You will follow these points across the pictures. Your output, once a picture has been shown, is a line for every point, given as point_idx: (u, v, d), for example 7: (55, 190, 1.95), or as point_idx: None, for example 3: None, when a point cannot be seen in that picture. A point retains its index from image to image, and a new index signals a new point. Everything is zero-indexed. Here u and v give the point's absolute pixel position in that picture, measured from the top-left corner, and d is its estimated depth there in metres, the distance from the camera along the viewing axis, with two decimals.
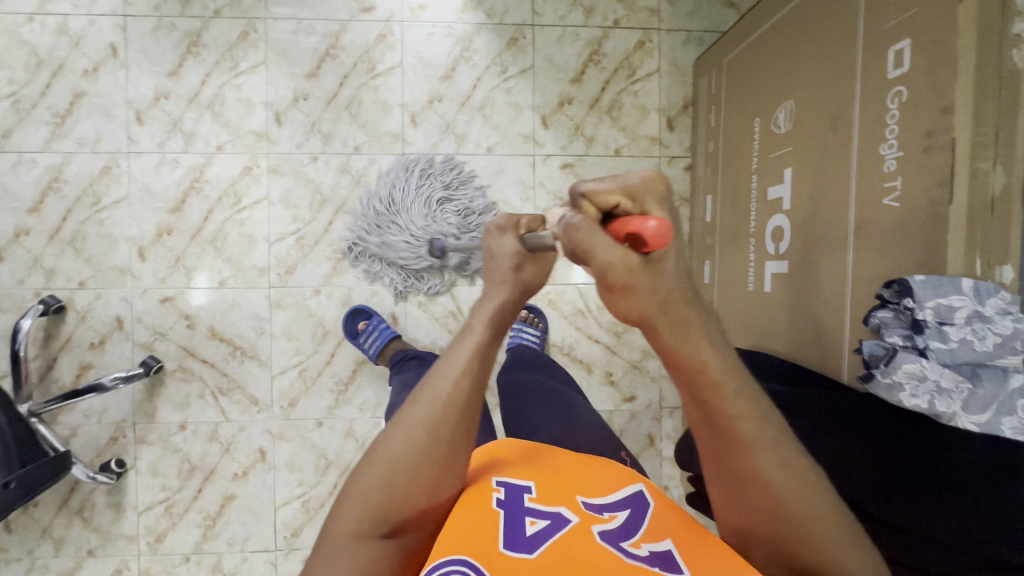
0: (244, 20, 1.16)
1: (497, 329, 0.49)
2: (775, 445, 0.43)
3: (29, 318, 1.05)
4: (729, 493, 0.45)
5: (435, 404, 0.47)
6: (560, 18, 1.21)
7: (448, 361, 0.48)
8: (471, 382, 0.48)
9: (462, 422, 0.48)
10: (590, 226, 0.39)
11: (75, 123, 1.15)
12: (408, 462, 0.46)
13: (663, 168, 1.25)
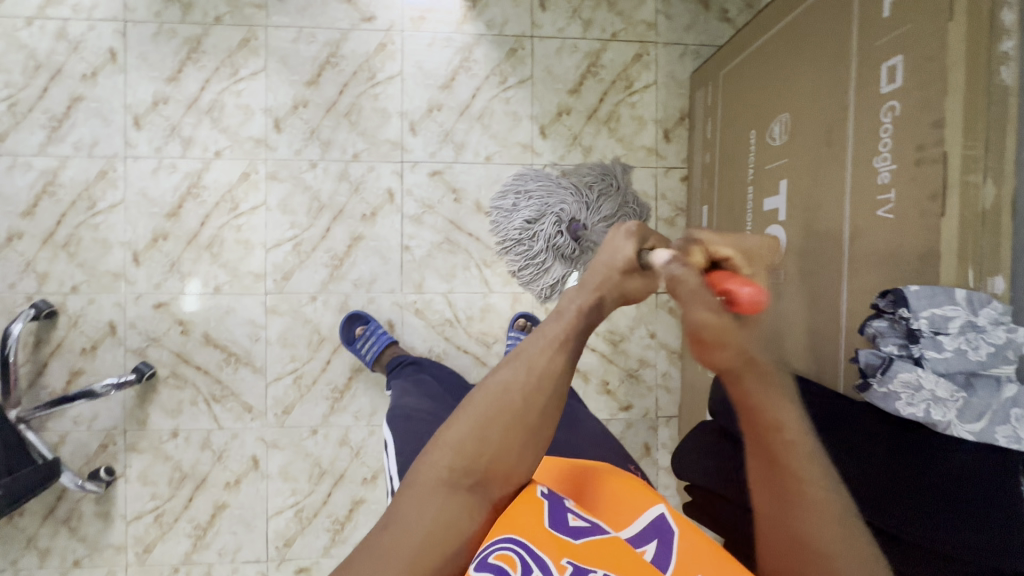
0: (245, 27, 1.17)
1: (590, 308, 0.54)
2: (841, 513, 0.44)
3: (20, 323, 1.04)
4: (776, 559, 0.46)
5: (529, 371, 0.51)
6: (559, 30, 1.23)
7: (541, 335, 0.53)
8: (560, 356, 0.52)
9: (551, 392, 0.51)
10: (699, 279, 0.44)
11: (72, 127, 1.15)
12: (499, 420, 0.50)
13: (660, 178, 1.26)
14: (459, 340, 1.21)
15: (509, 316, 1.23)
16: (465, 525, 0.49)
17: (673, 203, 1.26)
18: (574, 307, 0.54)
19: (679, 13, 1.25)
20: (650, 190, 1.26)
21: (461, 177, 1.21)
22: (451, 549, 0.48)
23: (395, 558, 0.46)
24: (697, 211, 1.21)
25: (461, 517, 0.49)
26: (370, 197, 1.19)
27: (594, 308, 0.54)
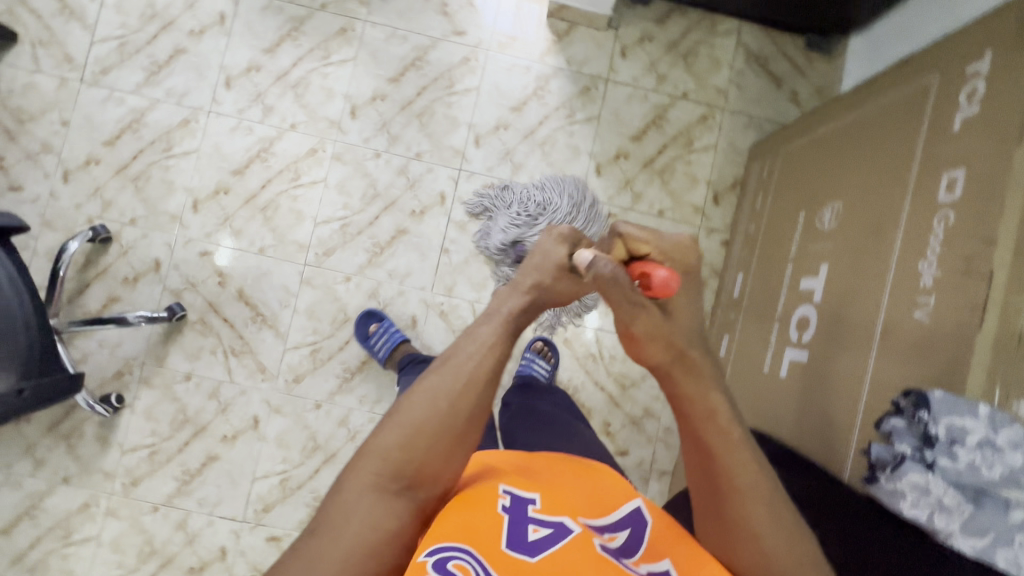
0: (346, 18, 1.25)
1: (519, 308, 0.55)
2: (768, 500, 0.50)
3: (76, 241, 1.10)
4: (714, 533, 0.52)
5: (456, 381, 0.52)
6: (633, 79, 1.28)
7: (476, 340, 0.54)
8: (493, 357, 0.53)
9: (486, 397, 0.53)
10: (626, 279, 0.50)
11: (169, 75, 1.23)
12: (425, 426, 0.51)
13: (700, 238, 1.28)
14: None
15: (527, 337, 1.24)
16: (398, 530, 0.50)
17: (709, 264, 1.27)
18: (508, 306, 0.55)
19: (751, 87, 1.30)
20: None
21: None
22: (387, 553, 0.49)
23: (326, 564, 0.46)
24: (732, 277, 1.22)
25: (392, 520, 0.50)
26: (422, 195, 1.24)
27: (526, 310, 0.56)
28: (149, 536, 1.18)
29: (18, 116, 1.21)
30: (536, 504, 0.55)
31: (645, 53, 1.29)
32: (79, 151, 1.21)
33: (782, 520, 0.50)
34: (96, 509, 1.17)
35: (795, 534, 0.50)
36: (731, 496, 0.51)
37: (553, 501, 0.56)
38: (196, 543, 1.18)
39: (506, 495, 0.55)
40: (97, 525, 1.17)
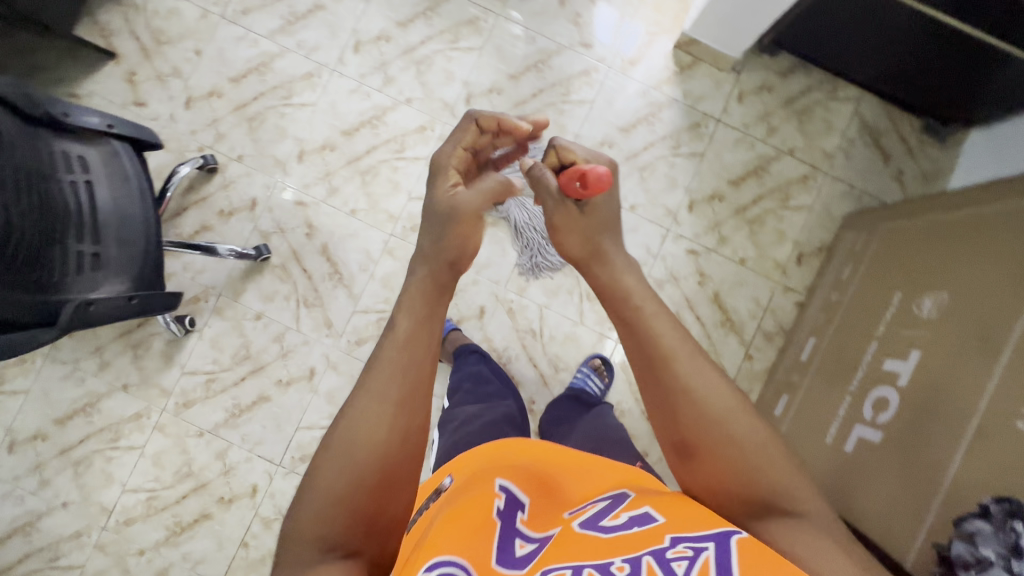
0: (481, 9, 1.28)
1: (417, 332, 0.58)
2: (691, 355, 0.58)
3: (188, 166, 1.15)
4: (665, 418, 0.58)
5: (367, 416, 0.53)
6: (744, 124, 1.29)
7: (373, 374, 0.55)
8: (400, 379, 0.55)
9: (406, 416, 0.54)
10: (547, 181, 0.68)
11: (303, 28, 1.27)
12: (348, 466, 0.51)
13: (776, 293, 1.28)
14: (533, 353, 1.25)
15: (586, 352, 1.25)
16: None
17: (779, 321, 1.27)
18: (407, 324, 0.58)
19: (859, 157, 1.30)
20: (763, 299, 1.28)
21: None
22: None
23: None
24: (801, 339, 1.21)
25: None
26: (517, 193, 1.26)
27: (422, 329, 0.58)
28: (188, 458, 1.22)
29: (157, 37, 1.26)
30: (525, 514, 0.58)
31: (761, 102, 1.29)
32: (205, 82, 1.26)
33: (703, 367, 0.57)
34: (146, 421, 1.22)
35: (727, 389, 0.56)
36: (660, 362, 0.58)
37: (541, 512, 0.59)
38: (231, 475, 1.22)
39: (502, 495, 0.58)
40: (143, 437, 1.22)
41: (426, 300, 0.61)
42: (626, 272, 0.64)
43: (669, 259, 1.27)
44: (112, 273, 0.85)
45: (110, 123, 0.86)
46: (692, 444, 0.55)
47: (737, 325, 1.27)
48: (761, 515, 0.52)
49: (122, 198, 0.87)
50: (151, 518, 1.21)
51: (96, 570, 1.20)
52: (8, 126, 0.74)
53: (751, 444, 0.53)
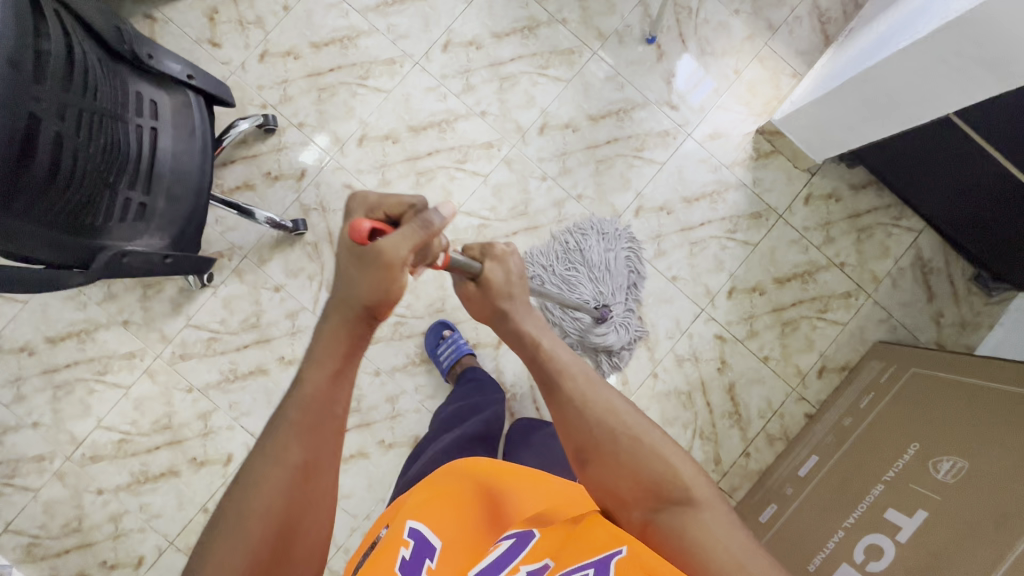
0: (578, 43, 1.25)
1: (324, 390, 0.57)
2: (582, 374, 0.66)
3: (247, 123, 1.11)
4: (564, 431, 0.64)
5: (259, 482, 0.53)
6: (803, 227, 1.28)
7: (275, 430, 0.56)
8: (301, 446, 0.55)
9: (307, 483, 0.54)
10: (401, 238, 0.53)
11: (398, 13, 1.23)
12: (244, 541, 0.51)
13: (788, 399, 1.27)
14: (538, 397, 1.22)
15: None
16: None
17: (785, 426, 1.26)
18: (320, 377, 0.57)
19: (905, 288, 1.29)
20: (775, 401, 1.27)
21: (642, 276, 1.25)
22: None
23: None
24: (802, 453, 1.20)
25: None
26: None
27: (334, 383, 0.57)
28: (171, 411, 1.19)
29: None
30: (433, 561, 0.56)
31: (826, 209, 1.28)
32: (285, 40, 1.22)
33: (594, 387, 0.65)
34: (138, 362, 1.19)
35: (612, 401, 0.64)
36: (553, 376, 0.66)
37: (450, 559, 0.57)
38: (209, 439, 1.19)
39: (410, 543, 0.57)
40: (131, 377, 1.19)
41: (342, 351, 0.58)
42: (528, 310, 0.71)
43: (695, 338, 1.25)
44: (153, 228, 0.82)
45: (188, 73, 0.83)
46: (583, 450, 0.61)
47: (743, 421, 1.26)
48: (658, 505, 0.57)
49: (183, 151, 0.84)
50: (118, 460, 1.18)
51: (50, 497, 1.17)
52: (94, 62, 0.68)
53: (632, 437, 0.60)
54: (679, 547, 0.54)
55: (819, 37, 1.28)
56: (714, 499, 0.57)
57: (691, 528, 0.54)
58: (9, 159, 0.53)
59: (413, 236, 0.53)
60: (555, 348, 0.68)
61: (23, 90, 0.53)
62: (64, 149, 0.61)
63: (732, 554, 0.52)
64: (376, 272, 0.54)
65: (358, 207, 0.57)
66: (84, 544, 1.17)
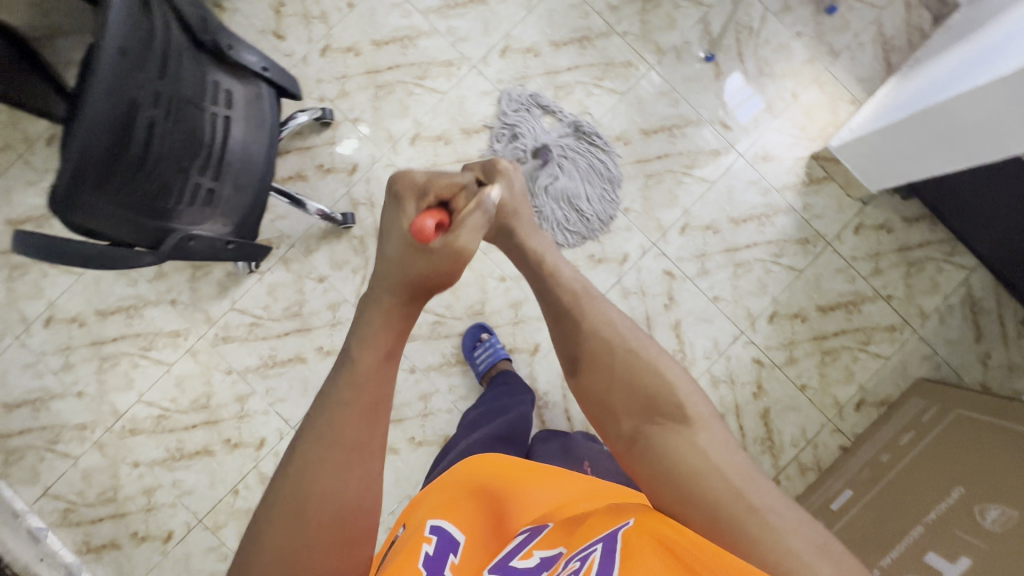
0: (636, 56, 1.25)
1: (375, 373, 0.55)
2: (582, 289, 0.68)
3: (306, 116, 1.13)
4: (561, 341, 0.66)
5: (315, 470, 0.50)
6: (851, 256, 1.26)
7: (322, 414, 0.53)
8: (353, 425, 0.53)
9: (359, 468, 0.52)
10: (467, 223, 0.59)
11: (459, 16, 1.24)
12: (302, 530, 0.48)
13: (823, 429, 1.25)
14: (570, 407, 1.22)
15: None
16: None
17: (818, 457, 1.24)
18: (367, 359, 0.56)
19: (952, 326, 1.26)
20: (810, 431, 1.25)
21: (683, 294, 1.24)
22: None
23: None
24: (834, 487, 1.18)
25: None
26: (609, 247, 1.23)
27: (383, 365, 0.56)
28: (210, 391, 1.21)
29: None
30: (457, 556, 0.54)
31: (876, 240, 1.26)
32: (347, 36, 1.23)
33: (595, 301, 0.66)
34: (182, 341, 1.22)
35: (611, 317, 0.65)
36: (550, 287, 0.69)
37: (472, 553, 0.56)
38: (244, 421, 1.21)
39: (433, 539, 0.55)
40: (174, 355, 1.21)
41: (390, 337, 0.57)
42: (536, 230, 0.74)
43: (732, 360, 1.24)
44: (217, 214, 0.84)
45: (264, 66, 0.84)
46: (579, 361, 0.63)
47: (776, 448, 1.24)
48: (653, 420, 0.57)
49: (252, 142, 0.86)
50: (156, 435, 1.21)
51: (89, 465, 1.20)
52: (183, 51, 0.69)
53: (627, 349, 0.61)
54: (666, 460, 0.54)
55: (882, 64, 1.26)
56: (711, 421, 0.57)
57: (684, 443, 0.55)
58: (112, 145, 0.55)
59: (480, 224, 0.60)
60: (558, 265, 0.71)
61: (131, 80, 0.55)
62: (154, 134, 0.62)
63: (725, 470, 0.53)
64: (442, 259, 0.58)
65: (407, 192, 0.61)
66: (118, 514, 1.20)
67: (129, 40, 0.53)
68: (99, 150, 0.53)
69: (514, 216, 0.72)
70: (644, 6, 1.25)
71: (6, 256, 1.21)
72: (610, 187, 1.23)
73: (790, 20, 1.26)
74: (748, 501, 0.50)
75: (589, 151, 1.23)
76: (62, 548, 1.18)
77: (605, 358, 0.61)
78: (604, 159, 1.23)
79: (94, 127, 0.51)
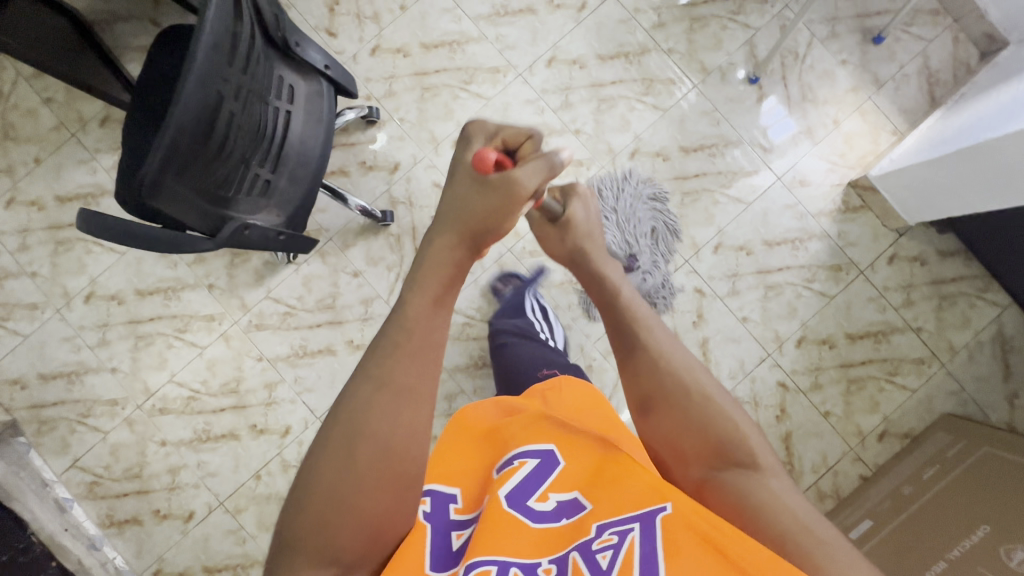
0: (680, 74, 1.26)
1: (424, 316, 0.53)
2: (658, 328, 0.63)
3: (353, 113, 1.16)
4: (630, 377, 0.61)
5: (374, 404, 0.48)
6: (884, 286, 1.26)
7: (377, 351, 0.51)
8: (407, 364, 0.50)
9: (411, 410, 0.49)
10: (525, 170, 0.56)
11: (508, 24, 1.26)
12: (352, 460, 0.47)
13: (844, 457, 1.25)
14: None
15: None
16: None
17: (838, 485, 1.24)
18: (422, 297, 0.54)
19: (981, 363, 1.25)
20: (831, 458, 1.24)
21: (712, 313, 1.24)
22: None
23: None
24: (853, 516, 1.17)
25: None
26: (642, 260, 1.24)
27: (434, 310, 0.53)
28: (240, 376, 1.23)
29: None
30: (458, 503, 0.58)
31: (909, 271, 1.26)
32: (397, 37, 1.26)
33: (673, 342, 0.62)
34: (216, 325, 1.24)
35: (687, 358, 0.60)
36: (624, 320, 0.64)
37: (474, 495, 0.58)
38: (271, 409, 1.23)
39: (429, 499, 0.57)
40: (208, 339, 1.24)
41: (443, 276, 0.55)
42: (609, 260, 0.71)
43: (757, 382, 1.24)
44: (271, 204, 0.86)
45: (326, 64, 0.86)
46: (650, 399, 0.59)
47: (795, 473, 1.24)
48: (722, 465, 0.55)
49: (309, 137, 0.88)
50: (184, 416, 1.23)
51: (118, 441, 1.23)
52: (259, 47, 0.71)
53: (705, 396, 0.57)
54: (739, 507, 0.52)
55: (926, 96, 1.27)
56: (777, 468, 0.55)
57: (758, 492, 0.52)
58: (197, 134, 0.57)
59: (538, 173, 0.56)
60: (635, 301, 0.66)
61: (218, 73, 0.57)
62: (230, 124, 0.64)
63: (801, 522, 0.50)
64: (498, 198, 0.56)
65: (476, 134, 0.59)
66: (142, 491, 1.22)
67: (221, 36, 0.55)
68: (185, 139, 0.55)
69: (588, 239, 0.71)
70: (691, 25, 1.26)
71: (52, 230, 1.24)
72: (671, 249, 1.24)
73: (837, 47, 1.26)
74: (821, 537, 0.48)
75: (657, 220, 1.23)
76: (86, 520, 1.21)
77: (679, 400, 0.57)
78: (670, 224, 1.24)
79: (183, 118, 0.54)
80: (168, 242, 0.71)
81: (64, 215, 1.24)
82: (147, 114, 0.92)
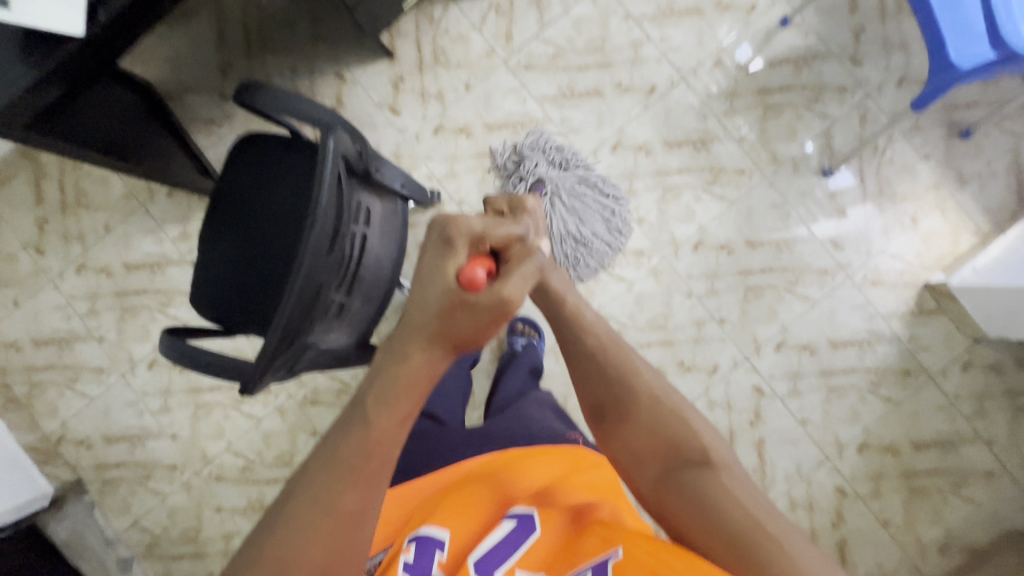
0: (751, 163, 1.22)
1: (391, 434, 0.49)
2: (609, 333, 0.64)
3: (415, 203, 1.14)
4: (582, 383, 0.63)
5: (308, 531, 0.45)
6: (955, 394, 1.20)
7: (324, 465, 0.47)
8: (354, 490, 0.47)
9: (352, 533, 0.46)
10: (521, 280, 0.52)
11: (574, 106, 1.23)
12: None
13: (902, 569, 1.19)
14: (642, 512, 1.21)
15: None
16: None
17: None
18: (383, 423, 0.48)
19: None
20: (888, 568, 1.19)
21: (770, 413, 1.21)
22: None
23: None
24: None
25: None
26: (700, 355, 1.21)
27: (400, 427, 0.49)
28: (293, 450, 1.25)
29: (437, 56, 1.25)
30: (443, 552, 0.55)
31: (984, 380, 1.20)
32: (461, 117, 1.24)
33: (624, 353, 0.62)
34: (272, 398, 1.26)
35: (633, 360, 0.61)
36: (572, 324, 0.65)
37: (460, 545, 0.56)
38: None
39: (411, 547, 0.55)
40: (264, 411, 1.26)
41: (416, 397, 0.50)
42: (555, 268, 0.68)
43: (814, 486, 1.20)
44: (343, 324, 0.80)
45: (402, 184, 0.87)
46: (604, 407, 0.60)
47: None
48: (677, 465, 0.54)
49: (387, 255, 0.87)
50: (239, 484, 1.26)
51: (175, 505, 1.26)
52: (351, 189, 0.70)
53: (654, 397, 0.58)
54: (698, 508, 0.51)
55: (1013, 196, 1.20)
56: (733, 464, 0.54)
57: (712, 488, 0.52)
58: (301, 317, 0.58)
59: (529, 282, 0.53)
60: (581, 307, 0.65)
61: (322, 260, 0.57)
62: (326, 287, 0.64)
63: (753, 513, 0.50)
64: (482, 317, 0.49)
65: (461, 235, 0.53)
66: (196, 555, 1.26)
67: (327, 221, 0.55)
68: (291, 330, 0.56)
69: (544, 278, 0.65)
70: (765, 113, 1.22)
71: (119, 297, 1.28)
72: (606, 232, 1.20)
73: (920, 140, 1.20)
74: (769, 530, 0.48)
75: (606, 206, 1.20)
76: None
77: (627, 404, 0.58)
78: (621, 222, 1.20)
79: (290, 314, 0.54)
80: (235, 373, 0.62)
81: (130, 282, 1.27)
82: (219, 221, 0.92)
